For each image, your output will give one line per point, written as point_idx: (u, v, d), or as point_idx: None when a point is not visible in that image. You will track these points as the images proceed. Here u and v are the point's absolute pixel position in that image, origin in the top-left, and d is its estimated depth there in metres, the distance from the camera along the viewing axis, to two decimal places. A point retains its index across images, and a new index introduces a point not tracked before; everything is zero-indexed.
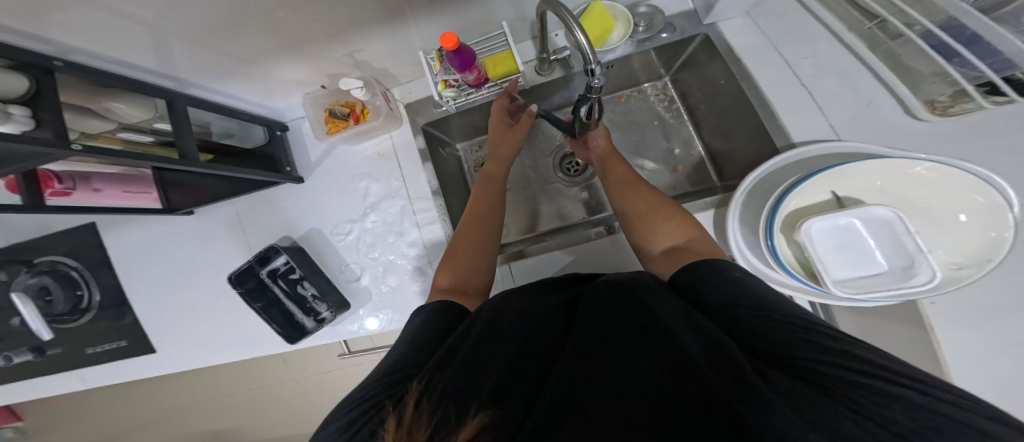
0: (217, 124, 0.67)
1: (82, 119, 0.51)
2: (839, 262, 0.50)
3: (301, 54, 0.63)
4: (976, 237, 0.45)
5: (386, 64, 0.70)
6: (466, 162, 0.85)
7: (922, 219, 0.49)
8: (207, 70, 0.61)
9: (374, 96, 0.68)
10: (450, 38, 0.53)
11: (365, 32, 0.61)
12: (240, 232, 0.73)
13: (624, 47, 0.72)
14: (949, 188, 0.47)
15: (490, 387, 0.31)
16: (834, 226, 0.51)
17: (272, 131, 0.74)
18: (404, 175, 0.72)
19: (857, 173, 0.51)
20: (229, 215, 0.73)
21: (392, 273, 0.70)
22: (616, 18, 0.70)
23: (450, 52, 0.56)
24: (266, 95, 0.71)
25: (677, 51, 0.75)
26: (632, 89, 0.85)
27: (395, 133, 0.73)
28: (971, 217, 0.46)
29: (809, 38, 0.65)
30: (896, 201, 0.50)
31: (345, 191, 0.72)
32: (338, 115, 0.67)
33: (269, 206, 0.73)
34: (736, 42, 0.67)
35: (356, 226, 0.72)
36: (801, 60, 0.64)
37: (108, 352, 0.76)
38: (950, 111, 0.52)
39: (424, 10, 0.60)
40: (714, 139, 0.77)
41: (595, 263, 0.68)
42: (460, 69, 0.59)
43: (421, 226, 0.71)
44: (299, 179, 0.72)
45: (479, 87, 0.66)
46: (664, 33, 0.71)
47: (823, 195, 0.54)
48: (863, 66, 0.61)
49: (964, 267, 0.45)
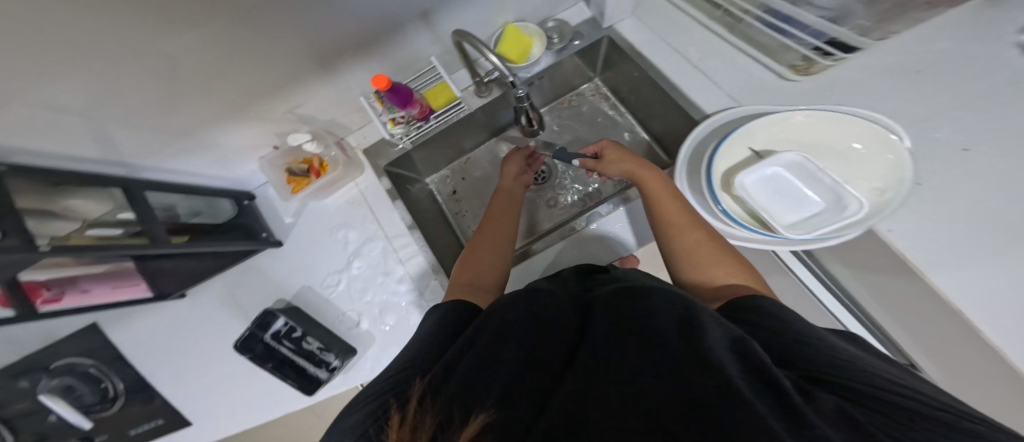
0: (182, 204, 0.65)
1: (48, 223, 0.48)
2: (783, 205, 0.49)
3: (244, 120, 0.61)
4: (879, 163, 0.48)
5: (331, 113, 0.68)
6: (439, 193, 0.84)
7: (830, 160, 0.52)
8: (155, 151, 0.60)
9: (327, 147, 0.66)
10: (382, 79, 0.54)
11: (299, 89, 0.60)
12: (235, 305, 0.74)
13: (546, 59, 0.69)
14: (838, 126, 0.51)
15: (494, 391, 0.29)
16: (761, 178, 0.51)
17: (239, 201, 0.71)
18: (378, 218, 0.72)
19: (762, 128, 0.54)
20: (220, 291, 0.74)
21: (390, 311, 0.72)
22: (531, 35, 0.68)
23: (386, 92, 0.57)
24: (224, 169, 0.69)
25: (591, 56, 0.75)
26: (570, 94, 0.82)
27: (360, 181, 0.72)
28: (864, 145, 0.50)
29: (683, 29, 0.67)
30: (804, 148, 0.53)
31: (325, 246, 0.72)
32: (297, 173, 0.65)
33: (254, 275, 0.73)
34: (637, 38, 0.67)
35: (343, 276, 0.72)
36: (684, 46, 0.65)
37: (146, 433, 0.79)
38: (811, 71, 0.56)
39: (351, 60, 0.58)
40: (654, 124, 0.75)
41: (583, 254, 0.70)
42: (401, 105, 0.60)
43: (406, 262, 0.72)
44: (278, 243, 0.71)
45: (426, 119, 0.65)
46: (575, 40, 0.70)
47: (743, 153, 0.55)
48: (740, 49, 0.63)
49: (885, 191, 0.47)
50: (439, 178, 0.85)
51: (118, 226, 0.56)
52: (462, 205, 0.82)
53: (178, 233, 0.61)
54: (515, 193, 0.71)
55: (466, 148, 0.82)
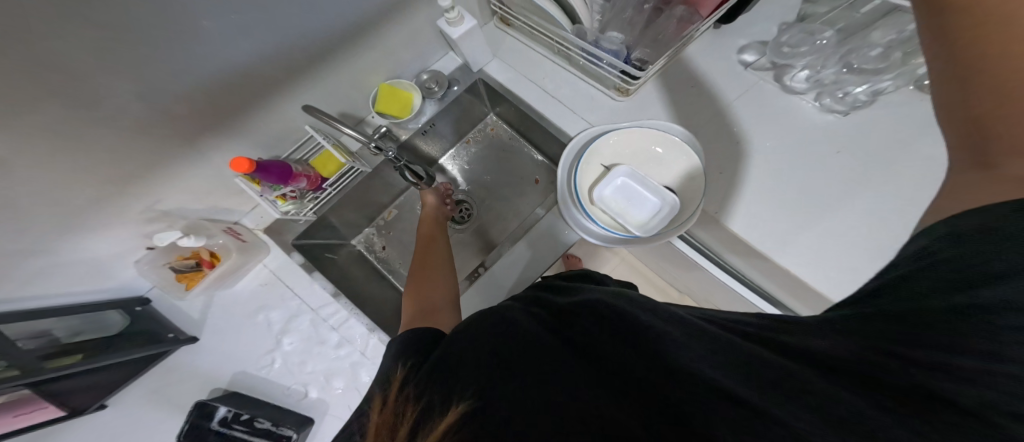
0: (60, 325, 0.56)
1: None
2: (634, 208, 0.59)
3: (100, 217, 0.52)
4: (681, 161, 0.61)
5: (212, 199, 0.62)
6: (367, 253, 0.81)
7: (654, 165, 0.63)
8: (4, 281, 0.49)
9: (213, 237, 0.59)
10: (242, 162, 0.48)
11: (166, 174, 0.54)
12: (163, 417, 0.67)
13: (431, 107, 0.74)
14: (652, 136, 0.62)
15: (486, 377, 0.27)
16: (615, 189, 0.60)
17: (131, 309, 0.63)
18: (297, 293, 0.67)
19: (604, 146, 0.63)
20: (134, 410, 0.67)
21: (337, 376, 0.71)
22: (407, 89, 0.71)
23: (257, 174, 0.51)
24: (97, 281, 0.59)
25: (477, 97, 0.80)
26: (472, 132, 0.86)
27: (268, 261, 0.67)
28: (665, 148, 0.62)
29: (536, 65, 0.74)
30: (634, 157, 0.64)
31: (246, 332, 0.67)
32: (187, 269, 0.59)
33: (176, 377, 0.68)
34: (505, 77, 0.74)
35: (276, 354, 0.69)
36: (542, 78, 0.73)
37: None
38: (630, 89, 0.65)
39: (220, 132, 0.55)
40: (547, 146, 0.80)
41: (546, 249, 0.72)
42: (281, 181, 0.54)
43: (340, 326, 0.69)
44: (192, 338, 0.66)
45: (320, 188, 0.63)
46: (454, 86, 0.75)
47: (596, 171, 0.64)
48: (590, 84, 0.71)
49: (693, 181, 0.60)
50: (365, 237, 0.81)
51: None
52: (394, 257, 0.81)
53: (63, 356, 0.53)
54: (441, 220, 0.72)
55: (384, 202, 0.80)
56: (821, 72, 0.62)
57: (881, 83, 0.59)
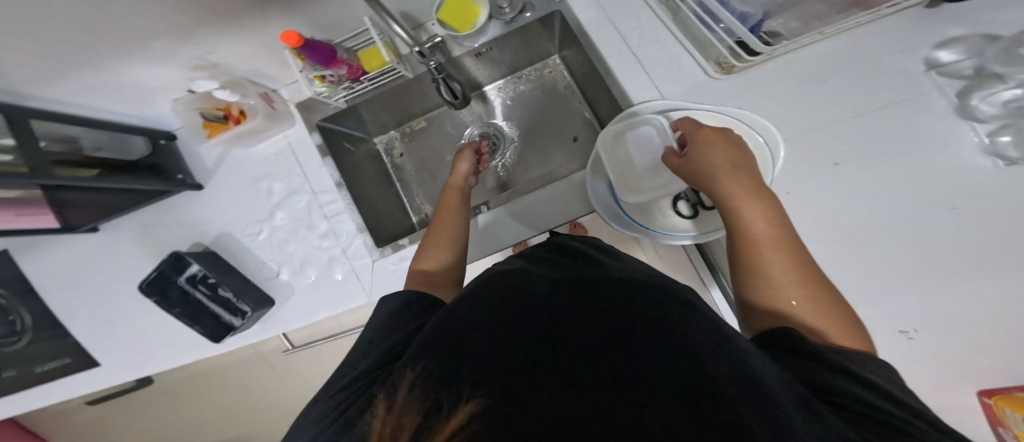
0: (88, 134, 0.62)
1: None
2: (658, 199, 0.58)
3: (153, 54, 0.57)
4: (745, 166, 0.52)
5: (257, 62, 0.64)
6: (386, 154, 0.85)
7: None
8: (59, 82, 0.56)
9: (247, 96, 0.63)
10: (292, 35, 0.51)
11: (210, 30, 0.55)
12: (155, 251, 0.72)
13: (493, 29, 0.70)
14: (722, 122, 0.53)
15: (472, 366, 0.24)
16: (649, 174, 0.58)
17: (155, 141, 0.69)
18: (305, 173, 0.71)
19: (660, 125, 0.56)
20: (136, 232, 0.72)
21: (311, 265, 0.73)
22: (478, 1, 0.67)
23: (303, 48, 0.55)
24: (141, 105, 0.66)
25: (550, 30, 0.73)
26: (528, 69, 0.82)
27: (290, 132, 0.71)
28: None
29: (634, 8, 0.62)
30: None
31: (248, 194, 0.71)
32: (213, 118, 0.64)
33: (175, 217, 0.72)
34: (585, 16, 0.64)
35: (265, 225, 0.72)
36: (628, 30, 0.61)
37: (50, 371, 0.79)
38: (732, 70, 0.53)
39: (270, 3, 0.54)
40: (601, 107, 0.74)
41: (557, 208, 0.66)
42: (324, 64, 0.58)
43: (331, 218, 0.72)
44: (197, 185, 0.70)
45: (359, 80, 0.65)
46: (527, 13, 0.69)
47: (643, 147, 0.60)
48: (673, 38, 0.59)
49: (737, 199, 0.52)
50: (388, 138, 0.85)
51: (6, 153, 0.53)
52: (409, 164, 0.84)
53: (77, 168, 0.58)
54: (465, 190, 0.70)
55: (416, 111, 0.82)
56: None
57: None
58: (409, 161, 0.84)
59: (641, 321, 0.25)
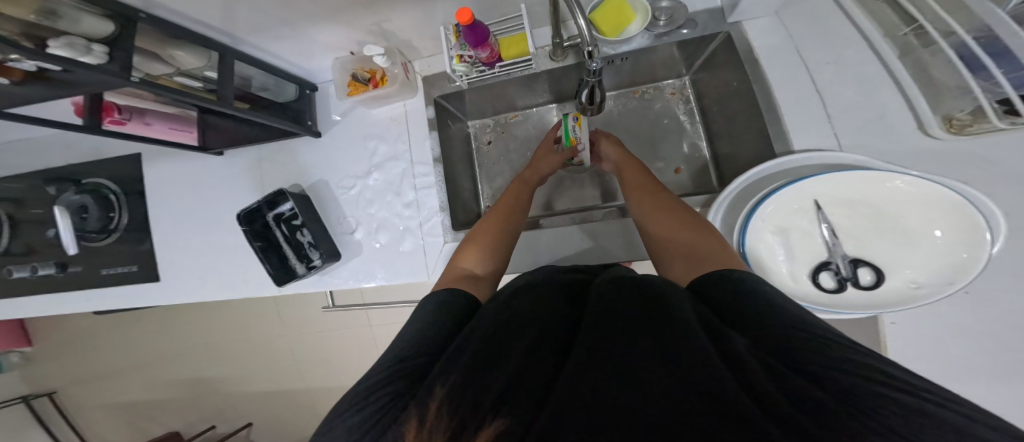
0: (256, 75, 0.75)
1: (150, 62, 0.61)
2: (801, 262, 0.56)
3: (339, 19, 0.67)
4: (945, 256, 0.49)
5: (410, 36, 0.73)
6: (474, 138, 0.88)
7: (899, 234, 0.52)
8: (259, 30, 0.67)
9: (393, 65, 0.73)
10: (465, 13, 0.59)
11: (393, 6, 0.65)
12: (262, 178, 0.79)
13: (640, 40, 0.72)
14: (930, 202, 0.50)
15: (495, 389, 0.30)
16: (811, 235, 0.56)
17: (303, 89, 0.81)
18: (410, 142, 0.76)
19: (847, 182, 0.54)
20: (250, 160, 0.80)
21: (385, 230, 0.74)
22: (637, 10, 0.66)
23: (466, 27, 0.62)
24: (303, 57, 0.76)
25: (698, 49, 0.74)
26: (648, 86, 0.85)
27: (409, 103, 0.77)
28: (946, 236, 0.49)
29: (835, 44, 0.63)
30: (872, 209, 0.54)
31: (355, 150, 0.77)
32: (359, 80, 0.73)
33: (288, 155, 0.78)
34: (758, 43, 0.66)
35: (359, 183, 0.76)
36: (821, 65, 0.63)
37: (118, 275, 0.82)
38: (967, 130, 0.49)
39: None
40: (723, 143, 0.76)
41: (603, 241, 0.70)
42: (474, 45, 0.65)
43: (419, 190, 0.75)
44: (316, 134, 0.77)
45: (491, 65, 0.71)
46: (684, 29, 0.70)
47: (804, 202, 0.56)
48: (885, 73, 0.59)
49: (921, 286, 0.50)
50: (481, 124, 0.89)
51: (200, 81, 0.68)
52: (490, 155, 0.87)
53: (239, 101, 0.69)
54: (529, 182, 0.73)
55: (517, 105, 0.86)
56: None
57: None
58: (495, 152, 0.88)
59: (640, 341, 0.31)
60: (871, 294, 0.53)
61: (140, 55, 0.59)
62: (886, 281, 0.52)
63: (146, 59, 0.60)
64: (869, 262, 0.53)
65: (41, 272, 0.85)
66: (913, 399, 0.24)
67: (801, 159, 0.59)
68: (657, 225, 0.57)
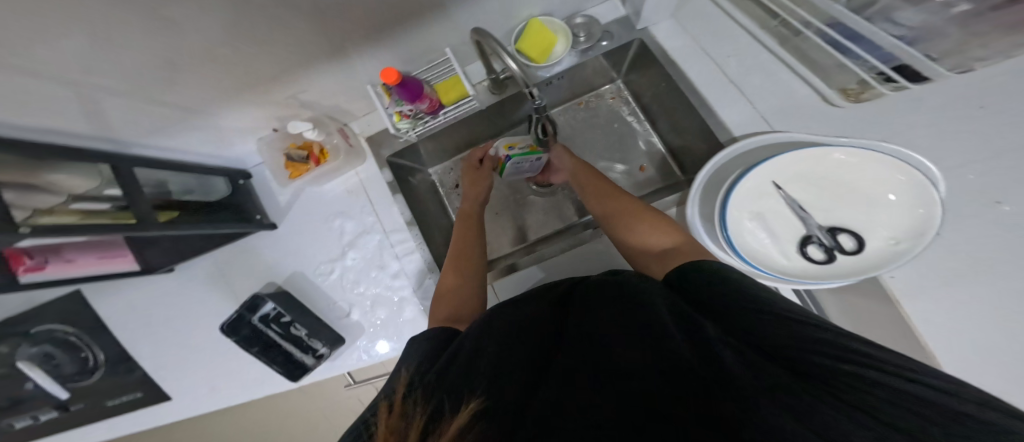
0: (175, 179, 0.63)
1: (29, 195, 0.46)
2: (782, 241, 0.51)
3: (246, 97, 0.58)
4: (905, 216, 0.45)
5: (335, 100, 0.65)
6: (439, 183, 0.81)
7: (860, 199, 0.48)
8: (147, 128, 0.57)
9: (329, 134, 0.65)
10: (392, 73, 0.51)
11: (301, 73, 0.57)
12: (226, 289, 0.72)
13: (570, 59, 0.70)
14: (878, 167, 0.47)
15: (512, 399, 0.32)
16: (779, 213, 0.51)
17: (234, 180, 0.70)
18: (375, 211, 0.70)
19: (791, 162, 0.51)
20: (208, 268, 0.72)
21: (381, 305, 0.71)
22: (556, 31, 0.63)
23: (394, 86, 0.54)
24: (221, 147, 0.67)
25: (620, 57, 0.74)
26: (589, 95, 0.81)
27: (361, 169, 0.70)
28: (900, 196, 0.45)
29: (729, 38, 0.63)
30: (827, 179, 0.50)
31: (321, 234, 0.71)
32: (297, 159, 0.64)
33: (250, 254, 0.72)
34: (671, 44, 0.66)
35: (337, 265, 0.72)
36: (725, 58, 0.62)
37: (125, 403, 0.79)
38: (863, 97, 0.50)
39: (365, 46, 0.56)
40: (671, 136, 0.74)
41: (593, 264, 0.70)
42: (410, 100, 0.57)
43: (401, 257, 0.71)
44: (272, 225, 0.70)
45: (435, 114, 0.62)
46: (603, 41, 0.69)
47: (765, 186, 0.52)
48: (778, 61, 0.59)
49: (901, 241, 0.44)
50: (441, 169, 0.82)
51: (105, 201, 0.54)
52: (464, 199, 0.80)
53: (168, 209, 0.59)
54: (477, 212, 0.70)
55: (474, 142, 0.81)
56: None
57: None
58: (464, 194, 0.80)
59: (634, 346, 0.34)
60: (857, 260, 0.47)
61: (14, 190, 0.44)
62: (865, 244, 0.47)
63: (20, 191, 0.45)
64: (845, 228, 0.48)
65: (43, 418, 0.82)
66: (882, 376, 0.27)
67: (750, 143, 0.55)
68: (631, 233, 0.57)
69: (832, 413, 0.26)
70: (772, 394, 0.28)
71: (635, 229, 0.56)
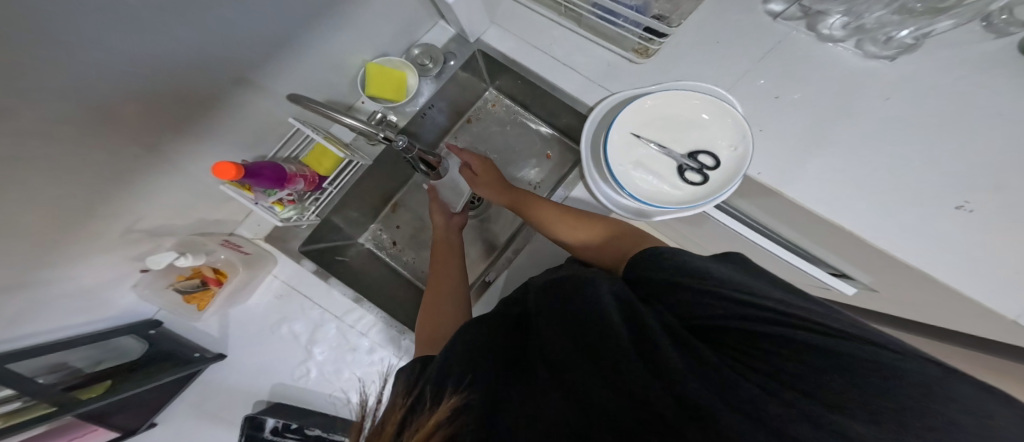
0: (79, 355, 0.51)
1: None
2: (665, 177, 0.50)
3: (72, 248, 0.42)
4: (725, 126, 0.48)
5: (196, 215, 0.54)
6: (378, 248, 0.74)
7: (695, 125, 0.49)
8: None
9: (212, 252, 0.54)
10: (226, 167, 0.39)
11: (126, 194, 0.43)
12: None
13: (427, 87, 0.65)
14: (682, 95, 0.49)
15: (463, 381, 0.31)
16: (652, 157, 0.50)
17: (144, 334, 0.56)
18: (316, 301, 0.61)
19: (630, 114, 0.51)
20: (181, 430, 0.63)
21: (377, 381, 0.62)
22: (398, 68, 0.63)
23: (245, 178, 0.42)
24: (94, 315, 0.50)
25: (475, 68, 0.70)
26: (474, 110, 0.78)
27: (278, 271, 0.61)
28: (711, 112, 0.48)
29: (540, 28, 0.61)
30: (663, 115, 0.50)
31: (273, 347, 0.62)
32: (192, 290, 0.54)
33: (215, 391, 0.64)
34: (506, 45, 0.62)
35: (309, 365, 0.62)
36: (547, 43, 0.60)
37: None
38: (651, 52, 0.55)
39: (184, 141, 0.45)
40: (558, 118, 0.71)
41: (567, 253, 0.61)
42: (273, 184, 0.45)
43: (369, 332, 0.61)
44: (220, 354, 0.61)
45: (320, 188, 0.55)
46: (449, 61, 0.65)
47: (625, 141, 0.51)
48: (583, 37, 0.59)
49: (738, 145, 0.47)
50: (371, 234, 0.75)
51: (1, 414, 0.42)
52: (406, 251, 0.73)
53: (92, 385, 0.49)
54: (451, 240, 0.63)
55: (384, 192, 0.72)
56: (863, 15, 0.48)
57: (927, 26, 0.46)
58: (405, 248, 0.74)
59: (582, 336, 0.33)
60: (722, 171, 0.48)
61: None
62: (721, 157, 0.48)
63: None
64: (702, 148, 0.49)
65: None
66: (827, 340, 0.26)
67: (604, 105, 0.55)
68: (574, 234, 0.54)
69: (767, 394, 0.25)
70: (724, 371, 0.26)
71: (575, 231, 0.54)
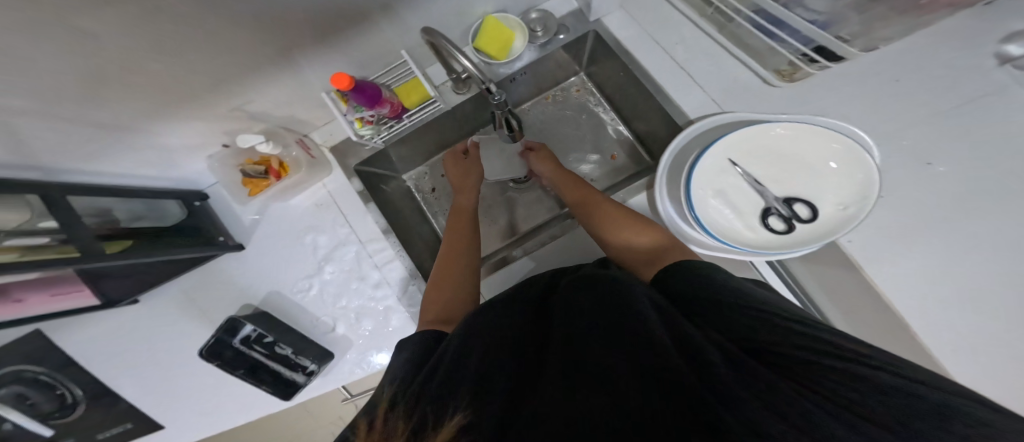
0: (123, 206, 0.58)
1: None
2: (744, 214, 0.56)
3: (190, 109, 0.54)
4: (848, 179, 0.52)
5: (289, 110, 0.65)
6: (415, 190, 0.86)
7: (807, 172, 0.55)
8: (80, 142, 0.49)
9: (288, 147, 0.64)
10: (343, 79, 0.52)
11: (245, 83, 0.55)
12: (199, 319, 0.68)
13: (528, 54, 0.74)
14: (818, 138, 0.55)
15: (474, 383, 0.31)
16: (741, 189, 0.57)
17: (188, 202, 0.66)
18: (348, 222, 0.69)
19: (740, 141, 0.57)
20: (178, 297, 0.69)
21: (367, 316, 0.67)
22: (513, 27, 0.72)
23: (351, 92, 0.55)
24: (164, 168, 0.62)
25: (580, 48, 0.79)
26: (557, 89, 0.88)
27: (328, 181, 0.70)
28: (840, 162, 0.53)
29: (672, 26, 0.70)
30: (773, 152, 0.57)
31: (292, 252, 0.69)
32: (254, 175, 0.63)
33: (216, 277, 0.69)
34: (625, 35, 0.71)
35: (314, 281, 0.68)
36: (672, 44, 0.68)
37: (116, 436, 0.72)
38: (796, 76, 0.60)
39: (311, 51, 0.56)
40: (638, 123, 0.81)
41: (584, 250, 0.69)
42: (369, 105, 0.58)
43: (381, 266, 0.68)
44: (239, 246, 0.67)
45: (399, 117, 0.67)
46: (561, 34, 0.74)
47: (722, 164, 0.58)
48: (716, 45, 0.67)
49: (849, 205, 0.51)
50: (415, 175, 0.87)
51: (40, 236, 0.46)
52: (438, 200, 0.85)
53: (117, 240, 0.53)
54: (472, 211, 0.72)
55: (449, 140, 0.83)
56: None
57: None
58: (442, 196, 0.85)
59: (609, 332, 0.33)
60: (813, 226, 0.53)
61: None
62: (819, 209, 0.53)
63: None
64: (799, 197, 0.55)
65: None
66: (870, 372, 0.27)
67: (706, 124, 0.62)
68: (618, 234, 0.58)
69: (825, 416, 0.24)
70: (767, 392, 0.26)
71: (621, 229, 0.59)
